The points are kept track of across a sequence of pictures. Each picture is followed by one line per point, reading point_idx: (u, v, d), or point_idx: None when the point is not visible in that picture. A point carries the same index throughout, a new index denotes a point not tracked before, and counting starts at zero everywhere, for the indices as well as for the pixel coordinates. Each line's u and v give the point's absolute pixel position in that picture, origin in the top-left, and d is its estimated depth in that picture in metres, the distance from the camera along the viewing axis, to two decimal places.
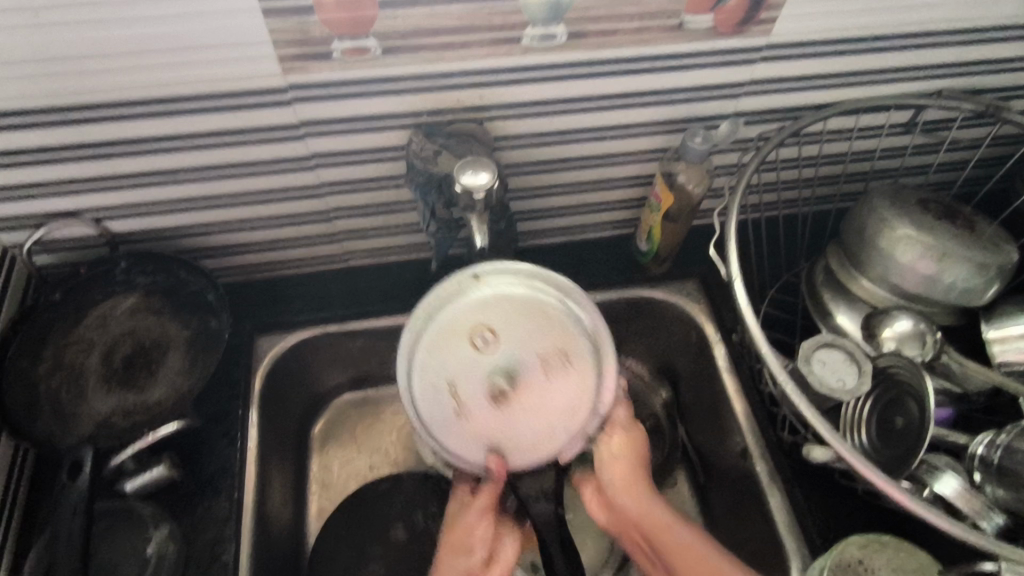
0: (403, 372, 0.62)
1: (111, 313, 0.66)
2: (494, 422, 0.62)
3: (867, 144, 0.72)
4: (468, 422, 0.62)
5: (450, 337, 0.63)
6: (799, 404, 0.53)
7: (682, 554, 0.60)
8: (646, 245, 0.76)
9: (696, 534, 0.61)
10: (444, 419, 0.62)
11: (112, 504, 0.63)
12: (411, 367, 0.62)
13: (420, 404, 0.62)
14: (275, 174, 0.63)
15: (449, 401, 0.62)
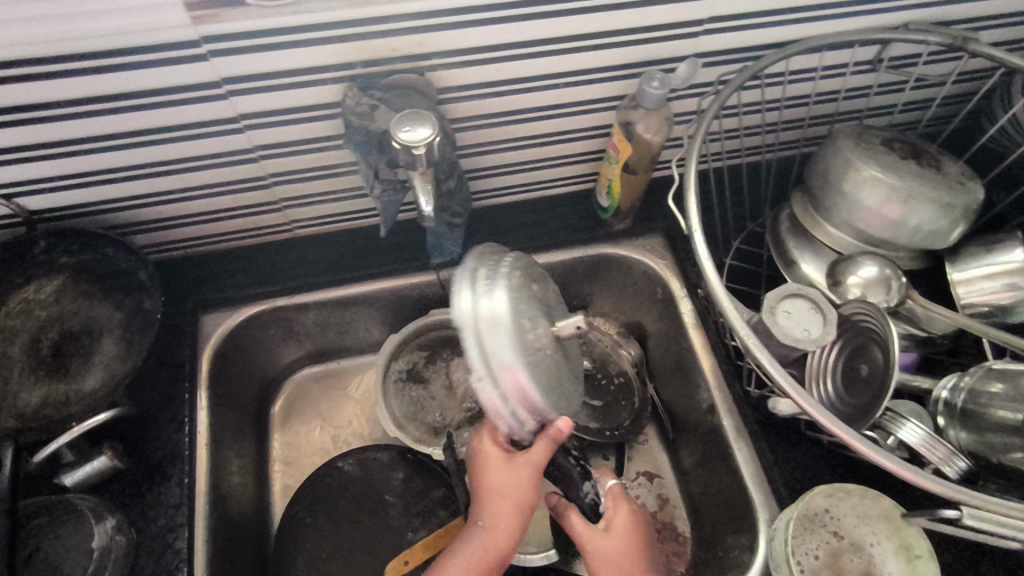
0: (491, 304, 0.51)
1: (34, 298, 0.61)
2: (557, 374, 0.58)
3: (832, 84, 0.69)
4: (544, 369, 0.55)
5: (521, 285, 0.56)
6: (760, 359, 0.50)
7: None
8: (607, 201, 0.73)
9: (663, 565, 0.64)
10: (531, 365, 0.53)
11: (48, 499, 0.58)
12: (498, 297, 0.52)
13: (511, 340, 0.51)
14: (201, 138, 0.58)
15: (530, 348, 0.53)
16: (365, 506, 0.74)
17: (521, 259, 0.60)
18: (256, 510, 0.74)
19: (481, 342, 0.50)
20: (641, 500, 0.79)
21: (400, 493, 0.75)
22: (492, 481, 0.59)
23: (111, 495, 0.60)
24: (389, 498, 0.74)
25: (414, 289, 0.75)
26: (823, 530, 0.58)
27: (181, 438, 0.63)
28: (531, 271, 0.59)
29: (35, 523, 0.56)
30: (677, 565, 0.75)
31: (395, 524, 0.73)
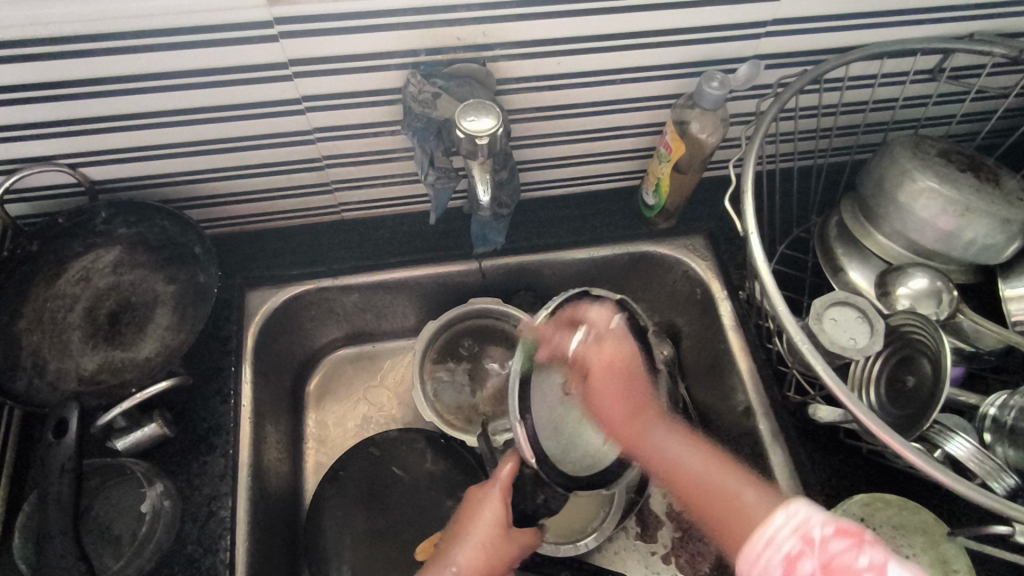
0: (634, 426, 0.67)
1: (93, 267, 0.63)
2: (555, 418, 0.63)
3: (890, 92, 0.69)
4: (560, 434, 0.63)
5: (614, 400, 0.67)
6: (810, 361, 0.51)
7: (697, 487, 0.60)
8: (653, 199, 0.73)
9: (710, 460, 0.61)
10: (569, 451, 0.63)
11: (102, 460, 0.60)
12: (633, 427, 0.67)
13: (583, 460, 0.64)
14: (264, 118, 0.59)
15: (580, 447, 0.64)
16: (396, 487, 0.75)
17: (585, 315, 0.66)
18: (290, 484, 0.76)
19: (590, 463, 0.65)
20: (669, 499, 0.80)
21: (431, 478, 0.76)
22: (469, 556, 0.59)
23: (159, 462, 0.62)
24: (420, 479, 0.76)
25: (456, 276, 0.76)
26: None
27: (226, 411, 0.64)
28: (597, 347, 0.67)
29: (89, 482, 0.59)
30: (703, 564, 0.76)
31: (424, 506, 0.74)
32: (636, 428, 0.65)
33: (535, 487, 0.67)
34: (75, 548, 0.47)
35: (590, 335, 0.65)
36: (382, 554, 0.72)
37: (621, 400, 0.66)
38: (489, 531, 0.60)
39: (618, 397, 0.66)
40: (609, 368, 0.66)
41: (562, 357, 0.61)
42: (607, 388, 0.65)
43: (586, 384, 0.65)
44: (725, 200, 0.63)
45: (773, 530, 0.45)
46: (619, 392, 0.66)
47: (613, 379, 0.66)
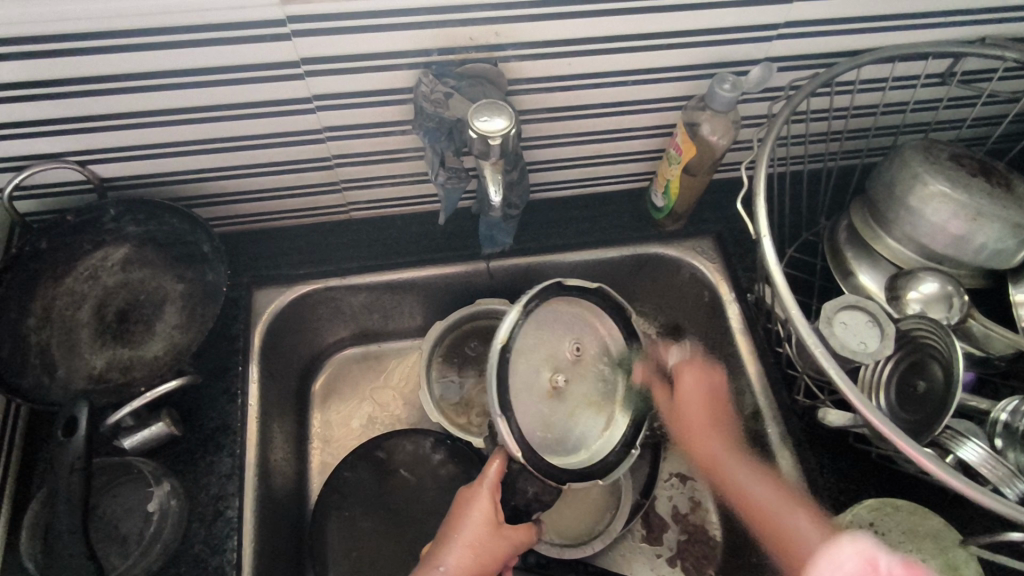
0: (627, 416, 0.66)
1: (101, 265, 0.63)
2: (542, 410, 0.61)
3: (901, 95, 0.69)
4: (546, 428, 0.61)
5: (598, 391, 0.67)
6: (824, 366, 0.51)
7: (761, 513, 0.64)
8: (662, 201, 0.73)
9: (779, 488, 0.65)
10: (557, 443, 0.62)
11: (110, 459, 0.60)
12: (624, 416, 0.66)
13: (573, 450, 0.63)
14: (275, 117, 0.59)
15: (570, 438, 0.63)
16: (402, 488, 0.75)
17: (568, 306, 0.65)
18: (296, 484, 0.76)
19: (581, 453, 0.63)
20: (674, 501, 0.80)
21: (437, 480, 0.75)
22: (459, 555, 0.59)
23: (167, 461, 0.62)
24: (426, 480, 0.75)
25: (464, 277, 0.76)
26: None
27: (234, 410, 0.64)
28: (583, 338, 0.66)
29: (96, 481, 0.59)
30: (707, 567, 0.77)
31: (431, 507, 0.74)
32: (722, 467, 0.69)
33: (525, 480, 0.62)
34: (84, 547, 0.46)
35: (679, 367, 0.74)
36: (387, 555, 0.71)
37: (697, 427, 0.71)
38: (479, 528, 0.60)
39: (699, 410, 0.72)
40: (700, 380, 0.73)
41: (542, 344, 0.62)
42: (692, 407, 0.72)
43: (670, 402, 0.73)
44: (736, 203, 0.63)
45: (841, 552, 0.55)
46: (705, 406, 0.72)
47: (703, 409, 0.72)
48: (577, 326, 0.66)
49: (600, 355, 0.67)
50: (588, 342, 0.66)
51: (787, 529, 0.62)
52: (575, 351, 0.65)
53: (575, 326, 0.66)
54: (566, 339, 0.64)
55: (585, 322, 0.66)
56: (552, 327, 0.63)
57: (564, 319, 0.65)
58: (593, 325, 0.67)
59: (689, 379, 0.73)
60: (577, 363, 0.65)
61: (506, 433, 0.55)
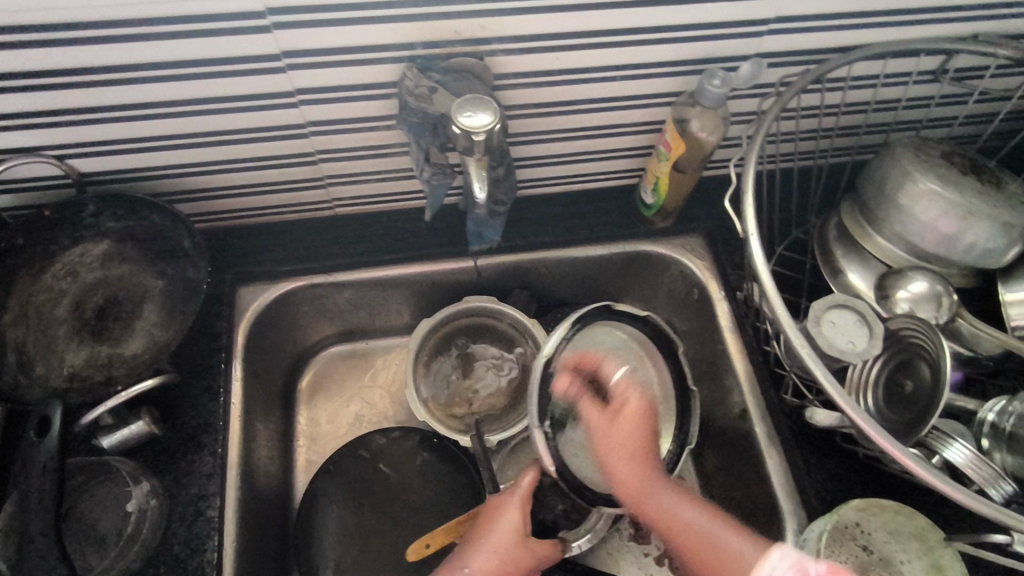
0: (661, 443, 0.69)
1: (80, 261, 0.62)
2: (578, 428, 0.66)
3: (893, 92, 0.68)
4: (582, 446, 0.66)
5: None
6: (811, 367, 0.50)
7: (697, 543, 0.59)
8: (651, 198, 0.72)
9: (709, 516, 0.60)
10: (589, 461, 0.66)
11: (88, 459, 0.59)
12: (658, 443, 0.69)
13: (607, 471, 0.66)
14: (257, 111, 0.58)
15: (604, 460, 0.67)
16: (388, 486, 0.74)
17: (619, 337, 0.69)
18: (281, 482, 0.75)
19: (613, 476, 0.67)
20: None
21: (424, 479, 0.75)
22: (486, 557, 0.61)
23: (146, 459, 0.61)
24: (413, 478, 0.75)
25: (451, 274, 0.75)
26: (852, 543, 0.58)
27: (216, 409, 0.63)
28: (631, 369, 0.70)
29: (73, 481, 0.58)
30: None
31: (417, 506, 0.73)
32: (642, 496, 0.63)
33: (555, 495, 0.74)
34: (57, 549, 0.45)
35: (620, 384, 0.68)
36: (372, 554, 0.71)
37: (634, 451, 0.65)
38: (508, 535, 0.63)
39: (636, 436, 0.66)
40: (632, 420, 0.66)
41: (586, 368, 0.67)
42: (621, 433, 0.65)
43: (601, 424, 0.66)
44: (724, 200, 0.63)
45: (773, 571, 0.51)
46: (637, 444, 0.65)
47: (631, 424, 0.66)
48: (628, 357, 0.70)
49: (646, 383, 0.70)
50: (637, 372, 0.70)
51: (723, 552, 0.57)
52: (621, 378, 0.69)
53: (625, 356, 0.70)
54: (616, 367, 0.69)
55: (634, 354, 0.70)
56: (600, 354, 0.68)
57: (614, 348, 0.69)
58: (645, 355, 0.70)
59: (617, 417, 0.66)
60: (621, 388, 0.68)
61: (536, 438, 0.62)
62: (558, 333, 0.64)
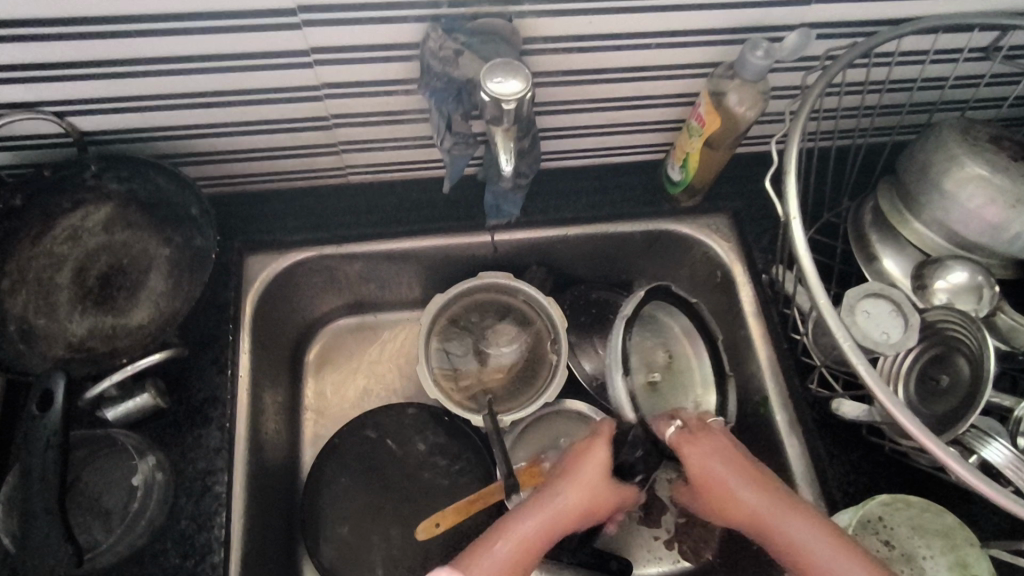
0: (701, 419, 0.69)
1: (82, 225, 0.59)
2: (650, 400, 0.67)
3: (941, 70, 0.64)
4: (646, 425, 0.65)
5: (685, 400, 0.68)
6: (854, 362, 0.48)
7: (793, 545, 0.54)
8: (679, 174, 0.69)
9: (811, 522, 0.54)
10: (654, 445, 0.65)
11: (91, 433, 0.57)
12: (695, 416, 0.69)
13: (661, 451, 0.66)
14: (269, 71, 0.55)
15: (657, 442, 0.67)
16: (398, 463, 0.73)
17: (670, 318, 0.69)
18: (288, 455, 0.74)
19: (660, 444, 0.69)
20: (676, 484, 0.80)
21: (434, 457, 0.73)
22: (570, 494, 0.58)
23: (152, 433, 0.59)
24: (423, 455, 0.73)
25: (467, 248, 0.72)
26: (874, 538, 0.57)
27: (223, 382, 0.61)
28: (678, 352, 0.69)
29: (75, 455, 0.56)
30: (705, 551, 0.77)
31: (427, 483, 0.72)
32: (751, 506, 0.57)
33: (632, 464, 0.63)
34: (63, 528, 0.43)
35: (693, 421, 0.62)
36: (381, 531, 0.70)
37: (732, 475, 0.58)
38: (596, 475, 0.59)
39: (731, 468, 0.59)
40: (723, 451, 0.60)
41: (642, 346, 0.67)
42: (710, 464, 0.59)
43: (697, 454, 0.59)
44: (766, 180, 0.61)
45: None
46: (740, 471, 0.58)
47: (724, 458, 0.59)
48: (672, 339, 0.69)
49: (689, 367, 0.69)
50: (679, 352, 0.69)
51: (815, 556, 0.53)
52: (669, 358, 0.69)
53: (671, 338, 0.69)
54: (663, 344, 0.69)
55: (677, 338, 0.70)
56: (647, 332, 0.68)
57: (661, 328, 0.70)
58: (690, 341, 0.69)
59: (690, 446, 0.59)
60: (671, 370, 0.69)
61: (624, 390, 0.62)
62: (636, 304, 0.64)
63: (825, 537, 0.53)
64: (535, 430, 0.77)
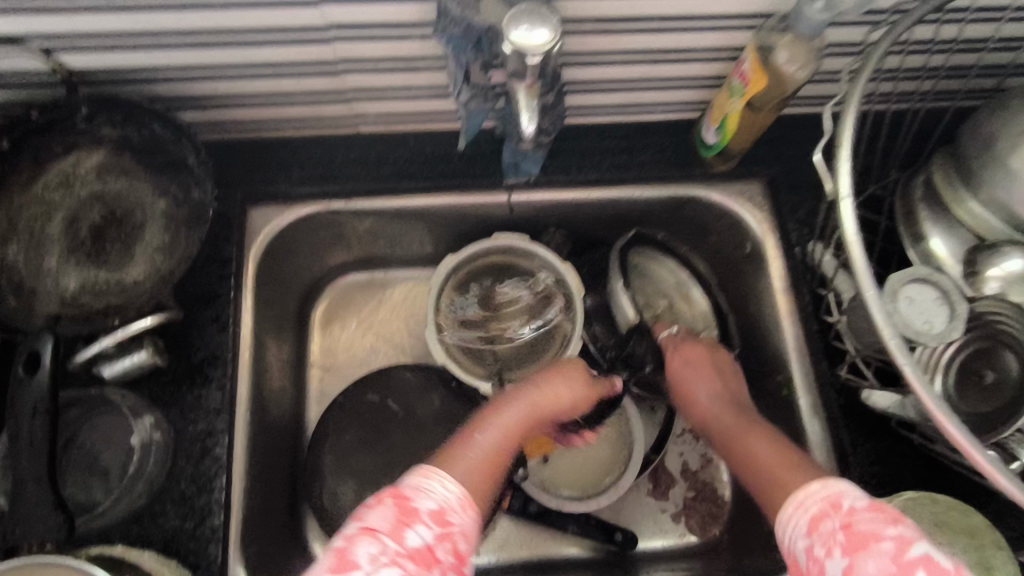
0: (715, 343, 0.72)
1: (74, 172, 0.56)
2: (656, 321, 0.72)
3: (1020, 29, 0.57)
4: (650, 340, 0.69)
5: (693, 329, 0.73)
6: (901, 364, 0.43)
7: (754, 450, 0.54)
8: (715, 137, 0.63)
9: (776, 441, 0.54)
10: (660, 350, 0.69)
11: (85, 392, 0.56)
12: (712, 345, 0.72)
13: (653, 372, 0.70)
14: (270, 9, 0.49)
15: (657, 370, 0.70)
16: (404, 425, 0.71)
17: (667, 271, 0.75)
18: (293, 413, 0.72)
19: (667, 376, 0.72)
20: (684, 457, 0.78)
21: (439, 421, 0.71)
22: (556, 385, 0.57)
23: (150, 391, 0.57)
24: (429, 419, 0.71)
25: (482, 207, 0.68)
26: None
27: (224, 340, 0.59)
28: (679, 298, 0.75)
29: (68, 414, 0.55)
30: (712, 526, 0.76)
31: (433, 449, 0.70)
32: (713, 407, 0.61)
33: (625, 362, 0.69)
34: (52, 496, 0.43)
35: (681, 333, 0.68)
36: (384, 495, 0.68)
37: (707, 380, 0.63)
38: (579, 376, 0.60)
39: (706, 375, 0.64)
40: (703, 361, 0.65)
41: (641, 284, 0.74)
42: (685, 370, 0.64)
43: (677, 360, 0.65)
44: (815, 151, 0.50)
45: (806, 494, 0.45)
46: (711, 378, 0.63)
47: (701, 367, 0.64)
48: (669, 287, 0.75)
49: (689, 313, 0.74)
50: (681, 300, 0.75)
51: (768, 455, 0.52)
52: (670, 303, 0.75)
53: (667, 287, 0.75)
54: (663, 290, 0.75)
55: (674, 285, 0.75)
56: (646, 280, 0.74)
57: (659, 281, 0.75)
58: (687, 292, 0.75)
59: (674, 348, 0.66)
60: (673, 310, 0.74)
61: (627, 299, 0.69)
62: (630, 240, 0.71)
63: (771, 444, 0.53)
64: None
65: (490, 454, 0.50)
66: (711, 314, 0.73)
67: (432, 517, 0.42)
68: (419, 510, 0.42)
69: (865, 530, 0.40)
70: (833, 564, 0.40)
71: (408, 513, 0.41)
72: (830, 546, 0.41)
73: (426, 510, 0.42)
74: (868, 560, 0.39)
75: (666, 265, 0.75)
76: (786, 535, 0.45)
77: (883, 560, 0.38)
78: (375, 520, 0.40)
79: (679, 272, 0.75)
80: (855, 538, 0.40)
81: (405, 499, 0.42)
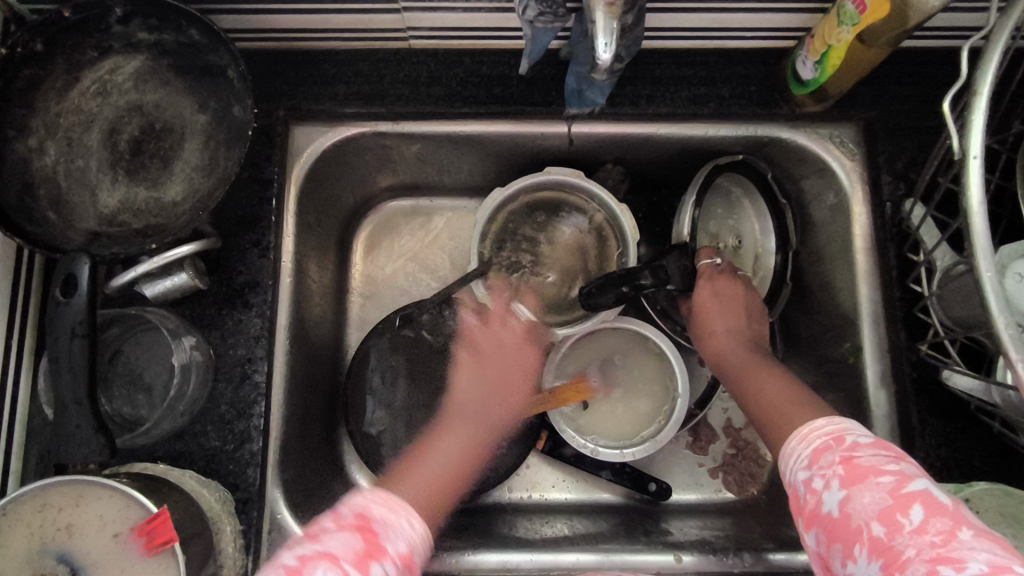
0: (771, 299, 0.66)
1: (112, 79, 0.54)
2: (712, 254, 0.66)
3: None
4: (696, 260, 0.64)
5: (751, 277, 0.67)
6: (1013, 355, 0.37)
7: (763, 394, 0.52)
8: (812, 72, 0.55)
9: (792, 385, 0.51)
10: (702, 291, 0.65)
11: (125, 312, 0.55)
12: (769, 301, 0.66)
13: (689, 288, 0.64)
14: None
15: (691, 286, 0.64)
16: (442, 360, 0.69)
17: (748, 210, 0.68)
18: (333, 338, 0.72)
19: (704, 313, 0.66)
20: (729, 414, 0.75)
21: None
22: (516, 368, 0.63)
23: (191, 313, 0.56)
24: None
25: (539, 138, 0.63)
26: None
27: (264, 265, 0.57)
28: (748, 243, 0.68)
29: (109, 333, 0.55)
30: (750, 485, 0.73)
31: None
32: (731, 350, 0.59)
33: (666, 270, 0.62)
34: (91, 418, 0.44)
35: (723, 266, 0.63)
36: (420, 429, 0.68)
37: (732, 320, 0.60)
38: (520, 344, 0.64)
39: (733, 314, 0.60)
40: (734, 300, 0.61)
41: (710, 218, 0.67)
42: (715, 305, 0.61)
43: (706, 293, 0.61)
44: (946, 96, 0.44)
45: (811, 429, 0.45)
46: (739, 321, 0.60)
47: (728, 305, 0.61)
48: (743, 228, 0.68)
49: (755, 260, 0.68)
50: (748, 246, 0.68)
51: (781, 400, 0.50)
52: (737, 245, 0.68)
53: (744, 227, 0.68)
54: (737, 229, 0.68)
55: (752, 230, 0.68)
56: (722, 215, 0.68)
57: (736, 214, 0.68)
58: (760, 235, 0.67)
59: (708, 281, 0.62)
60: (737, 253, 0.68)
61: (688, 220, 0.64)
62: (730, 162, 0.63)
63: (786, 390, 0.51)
64: (582, 344, 0.73)
65: (444, 475, 0.53)
66: (772, 273, 0.66)
67: (399, 558, 0.40)
68: (389, 549, 0.40)
69: (865, 464, 0.40)
70: (831, 495, 0.40)
71: (375, 549, 0.39)
72: (828, 478, 0.41)
73: (397, 550, 0.40)
74: (864, 492, 0.39)
75: (748, 203, 0.67)
76: (786, 469, 0.45)
77: (880, 492, 0.38)
78: (337, 547, 0.38)
79: (756, 215, 0.67)
80: (852, 470, 0.40)
81: (374, 534, 0.40)
